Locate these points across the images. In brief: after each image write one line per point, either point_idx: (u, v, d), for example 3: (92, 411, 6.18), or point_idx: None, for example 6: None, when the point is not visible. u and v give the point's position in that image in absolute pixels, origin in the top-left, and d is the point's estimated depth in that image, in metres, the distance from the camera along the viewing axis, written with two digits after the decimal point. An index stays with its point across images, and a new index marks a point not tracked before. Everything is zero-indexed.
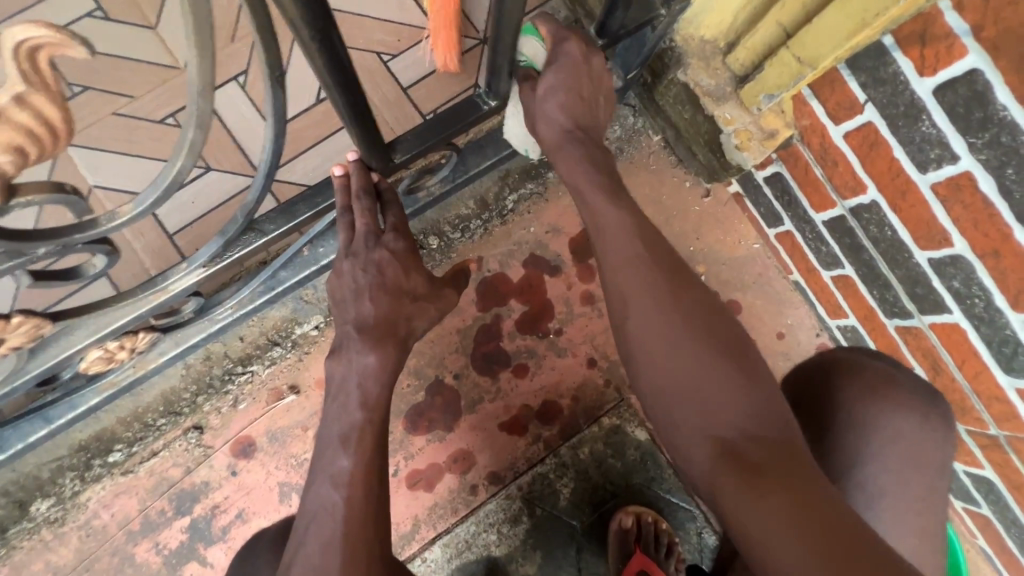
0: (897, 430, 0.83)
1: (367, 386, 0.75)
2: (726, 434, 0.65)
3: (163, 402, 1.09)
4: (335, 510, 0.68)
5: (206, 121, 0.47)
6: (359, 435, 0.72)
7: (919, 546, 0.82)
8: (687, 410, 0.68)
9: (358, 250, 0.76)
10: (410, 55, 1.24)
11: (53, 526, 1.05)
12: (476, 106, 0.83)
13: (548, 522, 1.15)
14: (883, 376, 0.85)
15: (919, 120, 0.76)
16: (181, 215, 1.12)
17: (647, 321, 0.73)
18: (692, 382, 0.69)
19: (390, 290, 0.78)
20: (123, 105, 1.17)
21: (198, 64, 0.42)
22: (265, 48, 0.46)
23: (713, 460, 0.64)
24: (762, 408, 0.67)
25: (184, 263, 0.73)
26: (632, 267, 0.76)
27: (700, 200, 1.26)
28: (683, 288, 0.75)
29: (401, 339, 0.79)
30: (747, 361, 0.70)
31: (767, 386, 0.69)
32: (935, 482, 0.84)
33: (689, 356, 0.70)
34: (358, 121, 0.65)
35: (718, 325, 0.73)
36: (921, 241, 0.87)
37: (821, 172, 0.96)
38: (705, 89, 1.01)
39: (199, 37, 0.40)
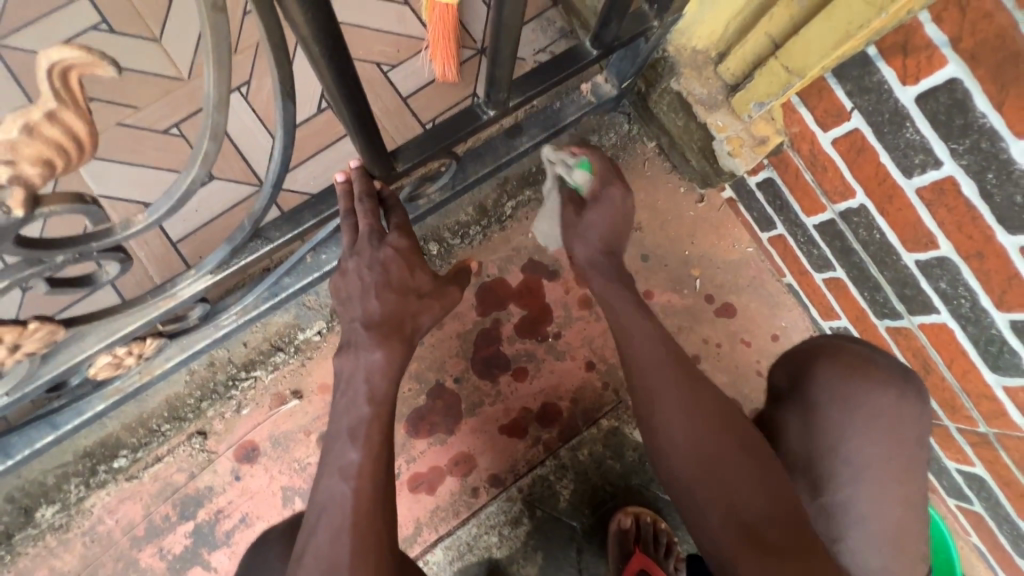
0: (878, 407, 0.85)
1: (374, 383, 0.76)
2: (745, 520, 0.74)
3: (167, 408, 1.10)
4: (345, 505, 0.69)
5: (220, 133, 0.49)
6: (367, 429, 0.74)
7: (903, 515, 0.85)
8: (711, 496, 0.76)
9: (363, 250, 0.75)
10: (409, 66, 1.27)
11: (58, 533, 1.06)
12: (475, 116, 0.86)
13: (548, 524, 1.16)
14: (861, 357, 0.87)
15: (903, 127, 0.78)
16: (185, 224, 1.14)
17: (671, 412, 0.81)
18: (715, 471, 0.77)
19: (397, 288, 0.77)
20: (128, 115, 1.19)
21: (215, 81, 0.44)
22: (278, 65, 0.49)
23: (736, 544, 0.73)
24: (776, 493, 0.76)
25: (192, 270, 0.75)
26: (649, 367, 0.84)
27: (694, 205, 1.29)
28: (694, 381, 0.83)
29: (406, 337, 0.79)
30: (761, 449, 0.79)
31: (774, 469, 0.78)
32: (915, 454, 0.85)
33: (710, 445, 0.78)
34: (362, 132, 0.67)
35: (728, 415, 0.81)
36: (908, 244, 0.89)
37: (810, 177, 0.99)
38: (697, 97, 1.04)
39: (219, 56, 0.42)
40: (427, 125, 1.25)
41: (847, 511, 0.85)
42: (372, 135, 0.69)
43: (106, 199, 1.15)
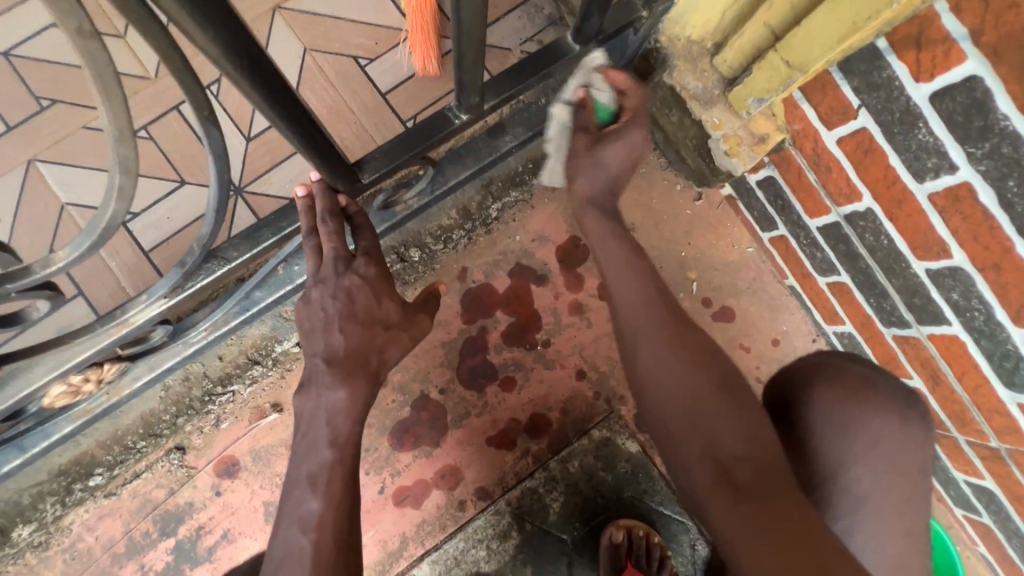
0: (878, 432, 0.80)
1: (341, 423, 0.73)
2: (720, 455, 0.70)
3: (142, 424, 1.07)
4: (304, 557, 0.65)
5: (130, 166, 0.45)
6: (327, 477, 0.71)
7: (905, 547, 0.80)
8: (687, 434, 0.73)
9: (327, 278, 0.73)
10: (388, 59, 1.19)
11: (37, 550, 1.04)
12: (448, 121, 0.80)
13: (538, 538, 1.13)
14: (861, 379, 0.82)
15: (915, 127, 0.71)
16: (157, 231, 1.10)
17: (656, 350, 0.78)
18: (694, 409, 0.73)
19: (362, 319, 0.75)
20: (94, 118, 1.13)
21: (110, 114, 0.41)
22: (185, 86, 0.44)
23: (706, 478, 0.69)
24: (755, 433, 0.71)
25: (144, 295, 0.71)
26: (641, 308, 0.81)
27: (691, 203, 1.22)
28: (683, 326, 0.80)
29: (373, 370, 0.76)
30: (740, 391, 0.75)
31: (758, 415, 0.73)
32: (918, 482, 0.81)
33: (694, 384, 0.75)
34: (312, 150, 0.62)
35: (714, 360, 0.78)
36: (918, 251, 0.83)
37: (814, 177, 0.92)
38: (692, 92, 0.97)
39: (103, 86, 0.39)
40: (408, 123, 1.18)
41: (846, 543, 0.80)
42: (323, 148, 0.64)
43: (74, 207, 1.11)
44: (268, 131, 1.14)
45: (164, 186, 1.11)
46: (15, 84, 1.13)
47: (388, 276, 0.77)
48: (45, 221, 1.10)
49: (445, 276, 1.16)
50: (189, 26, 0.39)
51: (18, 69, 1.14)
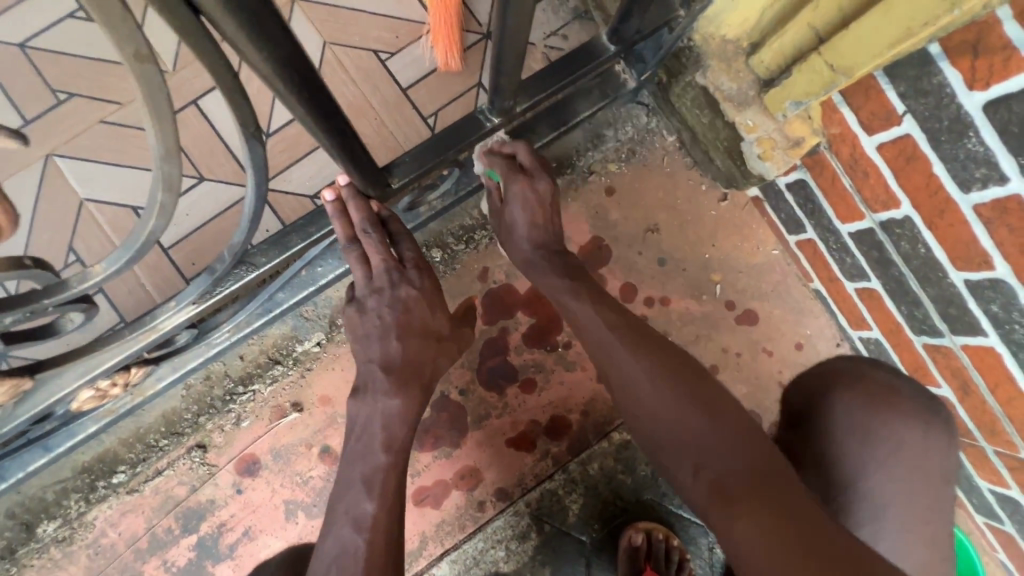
0: (900, 440, 0.79)
1: (392, 428, 0.75)
2: (708, 467, 0.68)
3: (164, 423, 1.07)
4: (359, 557, 0.66)
5: (173, 181, 0.44)
6: (382, 478, 0.72)
7: (929, 557, 0.79)
8: (671, 449, 0.72)
9: (382, 287, 0.76)
10: (409, 53, 1.17)
11: (61, 545, 1.05)
12: (478, 124, 0.78)
13: (557, 538, 1.13)
14: (884, 386, 0.80)
15: (964, 136, 0.69)
16: (176, 229, 1.09)
17: (630, 373, 0.78)
18: (675, 426, 0.72)
19: (418, 330, 0.78)
20: (111, 112, 1.12)
21: (158, 133, 0.40)
22: (233, 100, 0.43)
23: (701, 493, 0.68)
24: (738, 441, 0.69)
25: (172, 302, 0.71)
26: (598, 330, 0.83)
27: (717, 204, 1.20)
28: (641, 341, 0.81)
29: (426, 379, 0.79)
30: (713, 400, 0.74)
31: (734, 419, 0.72)
32: (941, 491, 0.80)
33: (671, 400, 0.74)
34: (346, 157, 0.61)
35: (682, 372, 0.77)
36: (958, 262, 0.80)
37: (849, 182, 0.89)
38: (725, 93, 0.94)
39: (155, 106, 0.38)
40: (429, 119, 1.15)
41: None
42: (357, 155, 0.63)
43: (93, 203, 1.10)
44: (287, 127, 1.12)
45: (183, 182, 1.10)
46: (31, 76, 1.11)
47: (439, 287, 0.80)
48: (63, 217, 1.09)
49: (466, 277, 1.15)
50: (240, 39, 0.38)
51: (34, 61, 1.12)
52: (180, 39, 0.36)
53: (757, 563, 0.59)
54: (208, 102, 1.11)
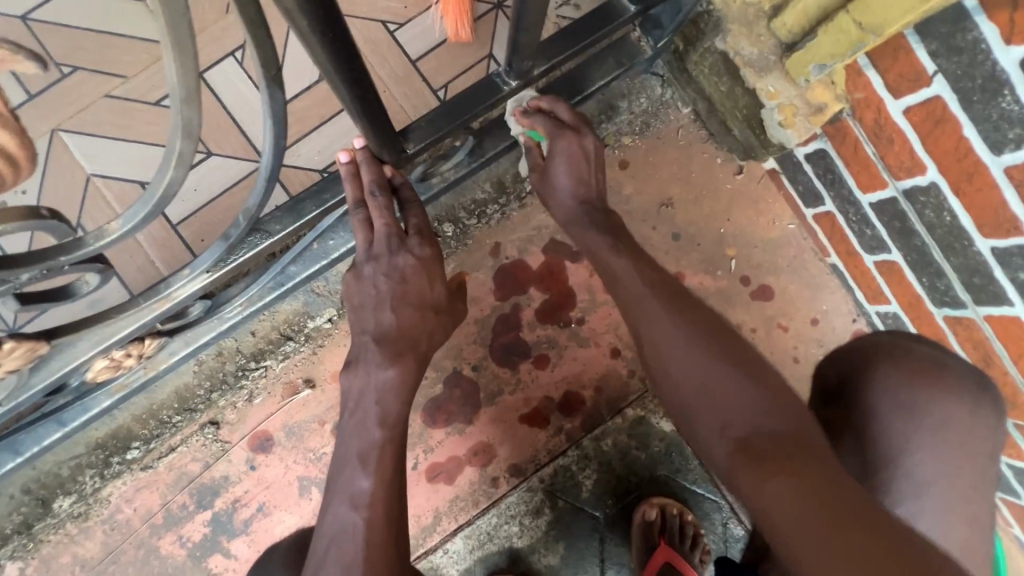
0: (948, 416, 0.77)
1: (387, 402, 0.74)
2: (739, 432, 0.67)
3: (177, 399, 1.07)
4: (357, 533, 0.67)
5: (192, 131, 0.43)
6: (377, 455, 0.71)
7: (971, 536, 0.76)
8: (700, 411, 0.71)
9: (380, 255, 0.74)
10: (419, 24, 1.14)
11: (78, 521, 1.05)
12: (496, 87, 0.76)
13: (570, 514, 1.13)
14: (931, 360, 0.79)
15: (998, 94, 0.67)
16: (184, 204, 1.08)
17: (667, 339, 0.76)
18: (712, 388, 0.71)
19: (415, 302, 0.76)
20: (116, 86, 1.10)
21: (179, 73, 0.39)
22: (256, 43, 0.42)
23: (729, 454, 0.66)
24: (772, 404, 0.68)
25: (186, 269, 0.70)
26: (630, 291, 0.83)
27: (732, 177, 1.18)
28: (683, 305, 0.80)
29: (422, 352, 0.77)
30: (748, 363, 0.73)
31: (772, 386, 0.70)
32: (985, 469, 0.77)
33: (707, 364, 0.72)
34: (366, 116, 0.59)
35: (719, 335, 0.76)
36: (985, 229, 0.78)
37: (872, 150, 0.87)
38: (745, 59, 0.93)
39: (180, 49, 0.37)
40: (439, 91, 1.13)
41: None
42: (377, 116, 0.61)
43: (100, 178, 1.08)
44: (295, 100, 1.10)
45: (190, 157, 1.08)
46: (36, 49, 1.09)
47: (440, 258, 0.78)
48: (70, 193, 1.07)
49: (479, 252, 1.14)
50: None
51: (37, 34, 1.10)
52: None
53: (781, 515, 0.58)
54: (215, 75, 1.10)
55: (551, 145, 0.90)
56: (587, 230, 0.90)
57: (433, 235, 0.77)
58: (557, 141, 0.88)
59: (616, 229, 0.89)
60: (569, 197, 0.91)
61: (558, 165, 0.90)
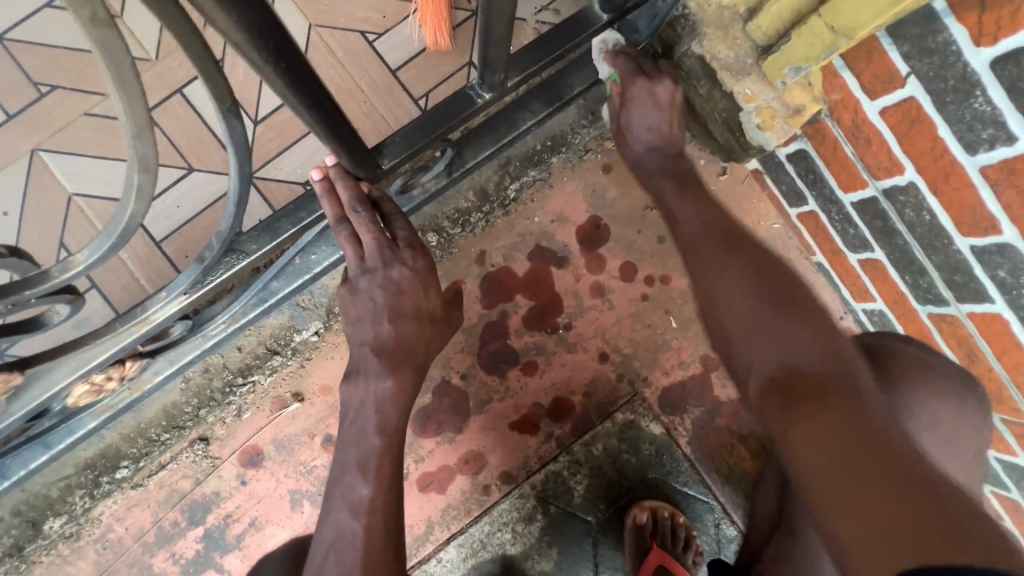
0: (938, 415, 0.78)
1: (386, 412, 0.75)
2: (777, 366, 0.66)
3: (165, 417, 1.06)
4: (357, 540, 0.69)
5: (150, 164, 0.43)
6: (377, 463, 0.73)
7: None
8: (740, 347, 0.71)
9: (375, 268, 0.72)
10: (397, 33, 1.14)
11: (70, 541, 1.05)
12: (470, 100, 0.77)
13: (563, 519, 1.13)
14: (920, 359, 0.80)
15: (970, 95, 0.67)
16: (168, 221, 1.08)
17: (718, 272, 0.77)
18: (758, 318, 0.70)
19: (411, 314, 0.76)
20: (96, 104, 1.09)
21: (126, 112, 0.39)
22: (206, 73, 0.42)
23: (763, 390, 0.66)
24: (818, 344, 0.67)
25: (163, 292, 0.70)
26: (690, 233, 0.83)
27: (716, 178, 1.18)
28: (739, 249, 0.79)
29: (422, 363, 0.78)
30: (798, 304, 0.71)
31: (822, 328, 0.69)
32: (972, 466, 0.80)
33: (754, 306, 0.72)
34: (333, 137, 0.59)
35: (772, 275, 0.75)
36: (963, 228, 0.78)
37: (851, 150, 0.87)
38: (722, 62, 0.92)
39: (123, 82, 0.37)
40: (420, 101, 1.13)
41: None
42: (344, 134, 0.61)
43: (82, 198, 1.08)
44: (275, 113, 1.10)
45: (172, 173, 1.08)
46: (13, 69, 1.09)
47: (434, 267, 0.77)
48: (53, 212, 1.07)
49: (464, 260, 1.14)
50: (213, 10, 0.36)
51: (14, 54, 1.09)
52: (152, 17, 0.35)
53: (804, 454, 0.55)
54: (194, 90, 1.10)
55: (625, 92, 0.89)
56: (653, 175, 0.91)
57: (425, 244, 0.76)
58: (630, 88, 0.88)
59: (678, 175, 0.90)
60: (643, 144, 0.91)
61: (633, 116, 0.89)
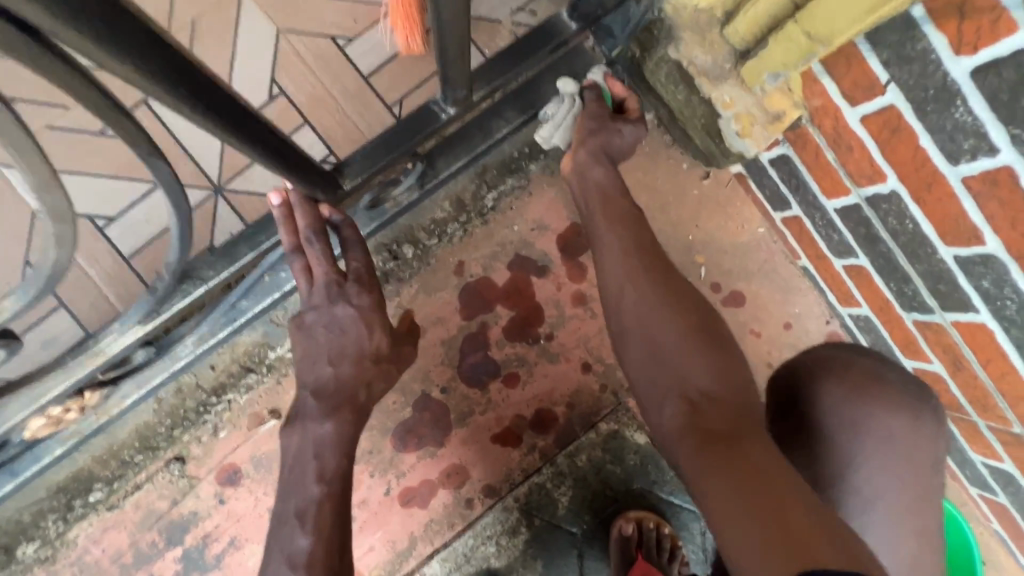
0: (889, 430, 0.75)
1: (325, 457, 0.74)
2: (692, 393, 0.71)
3: (138, 438, 1.05)
4: None
5: (62, 212, 0.46)
6: (315, 511, 0.70)
7: (919, 548, 0.75)
8: (658, 374, 0.74)
9: (320, 304, 0.74)
10: (368, 38, 1.10)
11: (45, 565, 1.03)
12: (434, 115, 0.77)
13: (547, 532, 1.11)
14: (870, 373, 0.77)
15: (951, 105, 0.64)
16: (136, 236, 1.05)
17: (641, 300, 0.79)
18: (673, 353, 0.74)
19: (353, 356, 0.76)
20: (59, 116, 1.06)
21: (26, 167, 0.41)
22: (111, 119, 0.44)
23: (678, 416, 0.70)
24: (726, 373, 0.73)
25: (117, 323, 0.72)
26: (616, 251, 0.82)
27: (699, 182, 1.15)
28: (665, 274, 0.82)
29: (360, 406, 0.78)
30: (715, 334, 0.77)
31: (731, 358, 0.75)
32: (930, 481, 0.76)
33: (674, 335, 0.76)
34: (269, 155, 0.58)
35: (690, 303, 0.79)
36: (947, 237, 0.76)
37: (833, 157, 0.85)
38: (700, 67, 0.90)
39: (14, 143, 0.39)
40: (394, 108, 1.09)
41: None
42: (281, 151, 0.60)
43: None
44: None
45: (139, 188, 1.06)
46: None
47: (381, 305, 0.78)
48: (18, 230, 1.04)
49: (442, 272, 1.11)
50: None
51: None
52: (33, 71, 0.37)
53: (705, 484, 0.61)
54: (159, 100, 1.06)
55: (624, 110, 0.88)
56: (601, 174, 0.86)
57: (373, 282, 0.78)
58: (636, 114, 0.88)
59: (604, 199, 0.86)
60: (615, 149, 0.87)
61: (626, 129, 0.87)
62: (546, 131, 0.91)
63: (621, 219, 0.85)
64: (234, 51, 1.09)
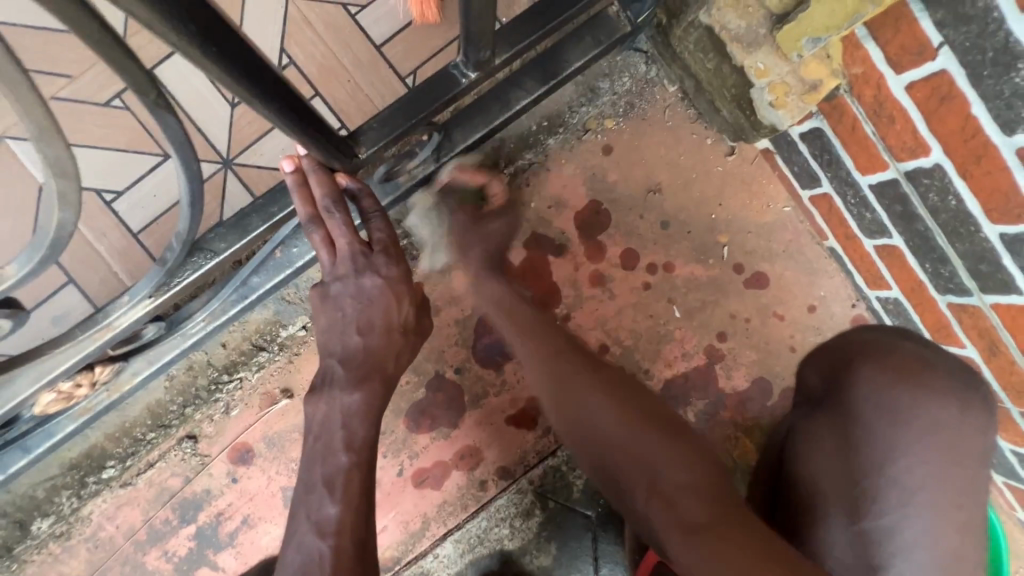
0: (935, 418, 0.71)
1: (353, 426, 0.72)
2: (664, 485, 0.70)
3: (150, 416, 1.04)
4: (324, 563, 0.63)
5: (65, 166, 0.47)
6: (343, 480, 0.69)
7: (963, 547, 0.67)
8: (626, 474, 0.74)
9: (346, 274, 0.71)
10: (380, 6, 1.05)
11: (60, 540, 1.03)
12: (454, 80, 0.74)
13: (562, 514, 1.10)
14: (914, 358, 0.75)
15: (1011, 68, 0.60)
16: (144, 211, 1.02)
17: (578, 391, 0.81)
18: (634, 447, 0.74)
19: (381, 328, 0.74)
20: (63, 87, 1.03)
21: (23, 113, 0.41)
22: (123, 67, 0.43)
23: (662, 518, 0.69)
24: (689, 458, 0.73)
25: (126, 297, 0.71)
26: (545, 356, 0.87)
27: (723, 159, 1.11)
28: (592, 365, 0.85)
29: (389, 373, 0.76)
30: (663, 419, 0.78)
31: (687, 438, 0.76)
32: (977, 474, 0.70)
33: (625, 428, 0.76)
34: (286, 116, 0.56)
35: (630, 394, 0.81)
36: (993, 214, 0.72)
37: (872, 130, 0.80)
38: (732, 33, 0.84)
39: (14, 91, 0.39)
40: (407, 79, 1.05)
41: (897, 539, 0.68)
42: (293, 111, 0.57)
43: None
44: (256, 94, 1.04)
45: (147, 161, 1.03)
46: None
47: (407, 277, 0.75)
48: (24, 204, 1.02)
49: None
50: None
51: None
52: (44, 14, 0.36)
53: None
54: (167, 70, 1.03)
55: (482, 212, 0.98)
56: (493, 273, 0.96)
57: (400, 253, 0.75)
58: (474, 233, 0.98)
59: (507, 311, 0.94)
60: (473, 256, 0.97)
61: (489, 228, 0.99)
62: (425, 260, 1.06)
63: (523, 324, 0.92)
64: (242, 19, 1.05)
